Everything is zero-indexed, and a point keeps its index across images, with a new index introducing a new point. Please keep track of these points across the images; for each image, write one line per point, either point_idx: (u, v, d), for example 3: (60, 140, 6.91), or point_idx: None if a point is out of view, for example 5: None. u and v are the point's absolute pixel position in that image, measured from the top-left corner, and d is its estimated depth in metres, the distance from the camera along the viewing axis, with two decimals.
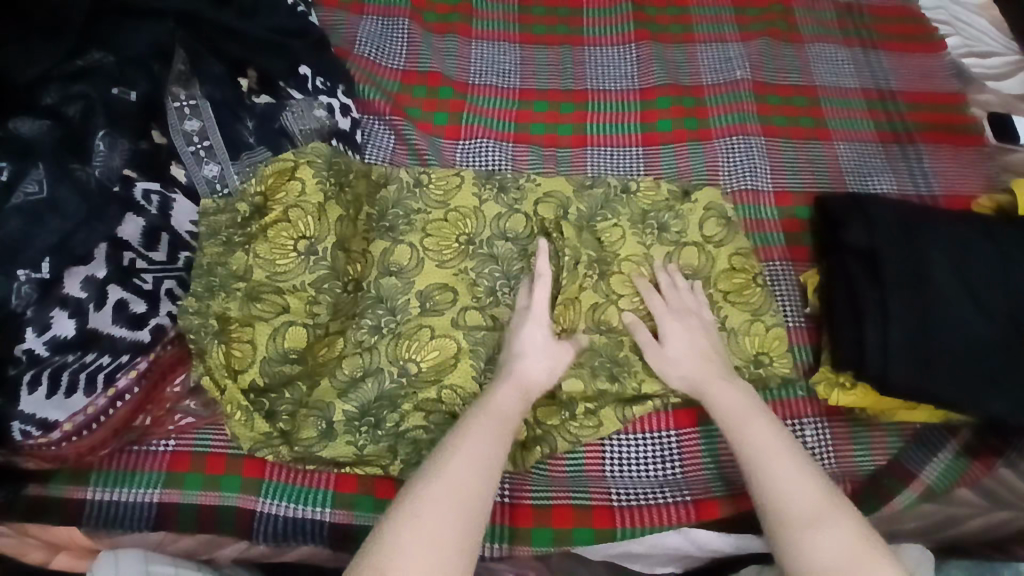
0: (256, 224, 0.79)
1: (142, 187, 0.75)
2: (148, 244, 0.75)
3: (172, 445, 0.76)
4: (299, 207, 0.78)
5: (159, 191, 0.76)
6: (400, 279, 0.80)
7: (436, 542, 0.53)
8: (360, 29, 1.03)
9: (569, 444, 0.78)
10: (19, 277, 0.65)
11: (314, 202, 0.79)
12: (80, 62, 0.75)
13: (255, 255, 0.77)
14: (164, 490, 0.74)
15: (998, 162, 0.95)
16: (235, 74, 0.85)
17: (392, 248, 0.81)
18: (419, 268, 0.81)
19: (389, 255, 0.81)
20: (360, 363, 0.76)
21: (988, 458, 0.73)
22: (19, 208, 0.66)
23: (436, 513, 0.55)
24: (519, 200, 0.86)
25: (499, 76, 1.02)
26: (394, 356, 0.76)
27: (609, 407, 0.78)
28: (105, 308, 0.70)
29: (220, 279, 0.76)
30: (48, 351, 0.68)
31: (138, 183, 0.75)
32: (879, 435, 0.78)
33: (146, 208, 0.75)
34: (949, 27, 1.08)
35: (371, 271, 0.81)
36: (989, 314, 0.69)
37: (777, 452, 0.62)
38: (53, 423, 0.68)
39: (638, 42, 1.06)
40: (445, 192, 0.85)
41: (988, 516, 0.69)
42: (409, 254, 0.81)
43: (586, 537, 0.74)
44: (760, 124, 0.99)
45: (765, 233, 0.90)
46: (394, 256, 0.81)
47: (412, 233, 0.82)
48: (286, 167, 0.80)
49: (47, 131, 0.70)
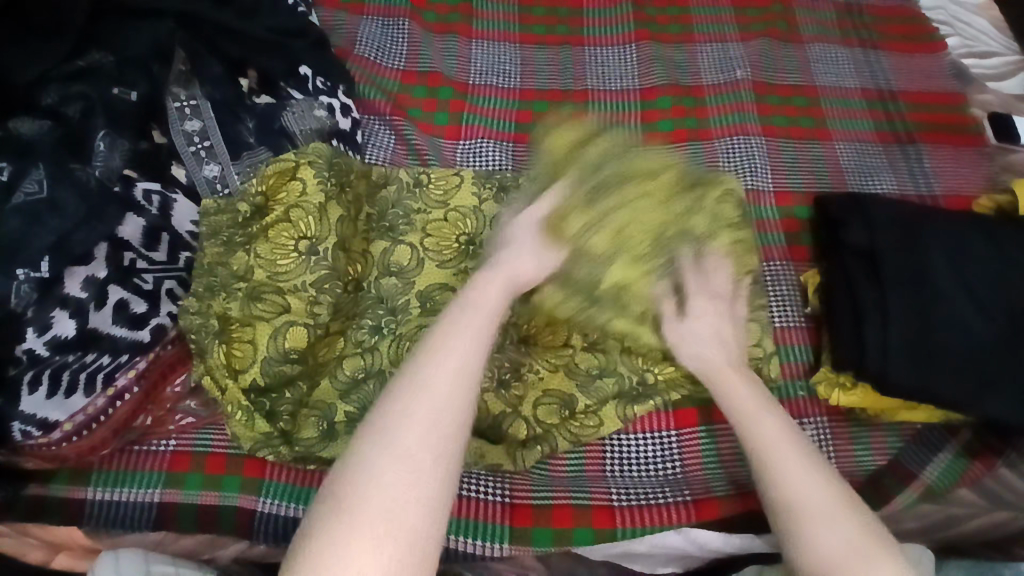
0: (256, 224, 0.78)
1: (143, 187, 0.75)
2: (148, 244, 0.75)
3: (172, 444, 0.76)
4: (300, 207, 0.78)
5: (160, 191, 0.76)
6: (401, 279, 0.80)
7: (411, 492, 0.50)
8: (360, 29, 1.03)
9: (569, 445, 0.78)
10: (18, 277, 0.65)
11: (315, 202, 0.79)
12: (80, 63, 0.76)
13: (255, 254, 0.77)
14: (164, 490, 0.74)
15: (998, 162, 0.95)
16: (235, 75, 0.85)
17: (392, 248, 0.81)
18: (420, 269, 0.81)
19: (388, 255, 0.81)
20: (361, 363, 0.76)
21: (988, 458, 0.72)
22: (19, 208, 0.66)
23: (415, 439, 0.53)
24: (517, 198, 0.85)
25: (499, 76, 1.02)
26: (397, 356, 0.76)
27: (609, 407, 0.78)
28: (105, 308, 0.71)
29: (220, 279, 0.76)
30: (48, 350, 0.68)
31: (138, 183, 0.75)
32: (879, 434, 0.79)
33: (147, 208, 0.75)
34: (949, 27, 1.08)
35: (372, 271, 0.81)
36: (988, 314, 0.69)
37: (784, 449, 0.60)
38: (53, 423, 0.68)
39: (638, 42, 1.06)
40: (444, 192, 0.85)
41: (988, 516, 0.69)
42: (409, 254, 0.81)
43: (587, 537, 0.74)
44: (760, 124, 0.99)
45: (766, 233, 0.90)
46: (395, 256, 0.81)
47: (412, 233, 0.83)
48: (286, 166, 0.80)
49: (47, 131, 0.71)
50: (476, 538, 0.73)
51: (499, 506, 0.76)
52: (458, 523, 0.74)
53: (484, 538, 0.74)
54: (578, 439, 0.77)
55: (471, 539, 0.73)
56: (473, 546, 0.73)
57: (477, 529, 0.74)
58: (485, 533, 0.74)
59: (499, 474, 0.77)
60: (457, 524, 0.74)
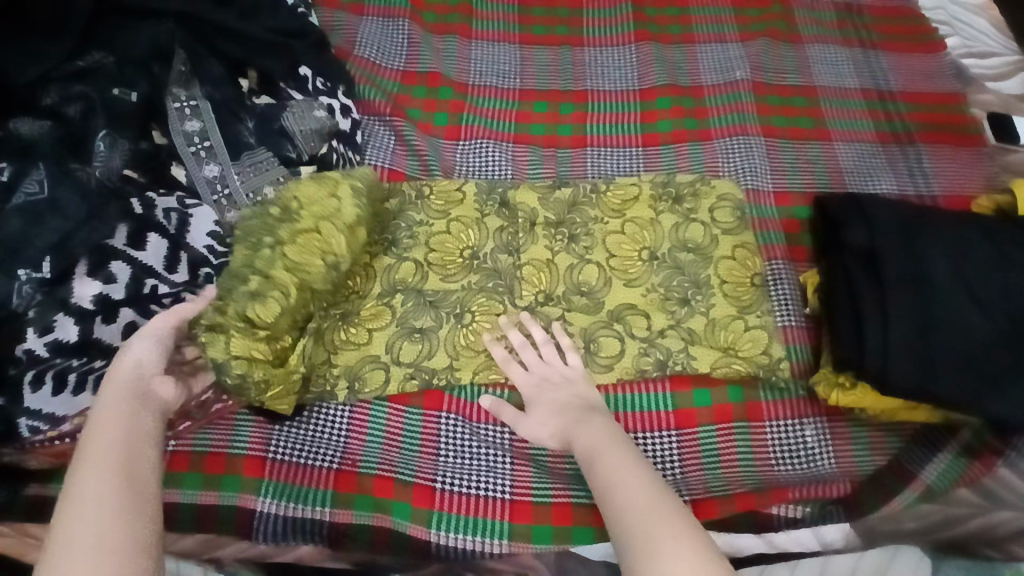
0: (287, 228, 0.74)
1: (162, 207, 0.75)
2: (169, 266, 0.74)
3: (172, 445, 0.76)
4: (329, 221, 0.75)
5: (178, 210, 0.76)
6: (405, 299, 0.82)
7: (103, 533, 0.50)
8: (360, 30, 1.03)
9: (604, 380, 0.80)
10: (19, 277, 0.64)
11: (346, 221, 0.76)
12: (80, 63, 0.76)
13: (283, 255, 0.73)
14: (163, 490, 0.74)
15: (998, 162, 0.95)
16: (235, 75, 0.85)
17: (397, 265, 0.83)
18: (425, 281, 0.82)
19: (394, 272, 0.83)
20: (420, 351, 0.80)
21: (988, 458, 0.70)
22: (20, 208, 0.65)
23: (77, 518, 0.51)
24: (523, 216, 0.87)
25: (499, 76, 1.02)
26: (433, 352, 0.80)
27: (629, 370, 0.80)
28: (115, 324, 0.70)
29: (251, 281, 0.71)
30: (48, 351, 0.66)
31: (159, 202, 0.75)
32: (879, 435, 0.79)
33: (165, 227, 0.74)
34: (949, 27, 1.08)
35: (376, 288, 0.82)
36: (990, 313, 0.69)
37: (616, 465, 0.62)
38: (60, 417, 0.69)
39: (638, 42, 1.06)
40: (446, 203, 0.87)
41: (986, 516, 0.67)
42: (413, 271, 0.83)
43: (587, 537, 0.74)
44: (759, 124, 0.99)
45: (767, 232, 0.90)
46: (401, 273, 0.83)
47: (416, 248, 0.84)
48: (326, 182, 0.78)
49: (47, 130, 0.70)
50: (477, 534, 0.75)
51: (499, 502, 0.76)
52: (458, 520, 0.75)
53: (484, 534, 0.75)
54: (603, 376, 0.80)
55: (471, 535, 0.74)
56: (473, 543, 0.74)
57: (476, 525, 0.75)
58: (484, 529, 0.75)
59: (500, 471, 0.77)
60: (457, 521, 0.75)
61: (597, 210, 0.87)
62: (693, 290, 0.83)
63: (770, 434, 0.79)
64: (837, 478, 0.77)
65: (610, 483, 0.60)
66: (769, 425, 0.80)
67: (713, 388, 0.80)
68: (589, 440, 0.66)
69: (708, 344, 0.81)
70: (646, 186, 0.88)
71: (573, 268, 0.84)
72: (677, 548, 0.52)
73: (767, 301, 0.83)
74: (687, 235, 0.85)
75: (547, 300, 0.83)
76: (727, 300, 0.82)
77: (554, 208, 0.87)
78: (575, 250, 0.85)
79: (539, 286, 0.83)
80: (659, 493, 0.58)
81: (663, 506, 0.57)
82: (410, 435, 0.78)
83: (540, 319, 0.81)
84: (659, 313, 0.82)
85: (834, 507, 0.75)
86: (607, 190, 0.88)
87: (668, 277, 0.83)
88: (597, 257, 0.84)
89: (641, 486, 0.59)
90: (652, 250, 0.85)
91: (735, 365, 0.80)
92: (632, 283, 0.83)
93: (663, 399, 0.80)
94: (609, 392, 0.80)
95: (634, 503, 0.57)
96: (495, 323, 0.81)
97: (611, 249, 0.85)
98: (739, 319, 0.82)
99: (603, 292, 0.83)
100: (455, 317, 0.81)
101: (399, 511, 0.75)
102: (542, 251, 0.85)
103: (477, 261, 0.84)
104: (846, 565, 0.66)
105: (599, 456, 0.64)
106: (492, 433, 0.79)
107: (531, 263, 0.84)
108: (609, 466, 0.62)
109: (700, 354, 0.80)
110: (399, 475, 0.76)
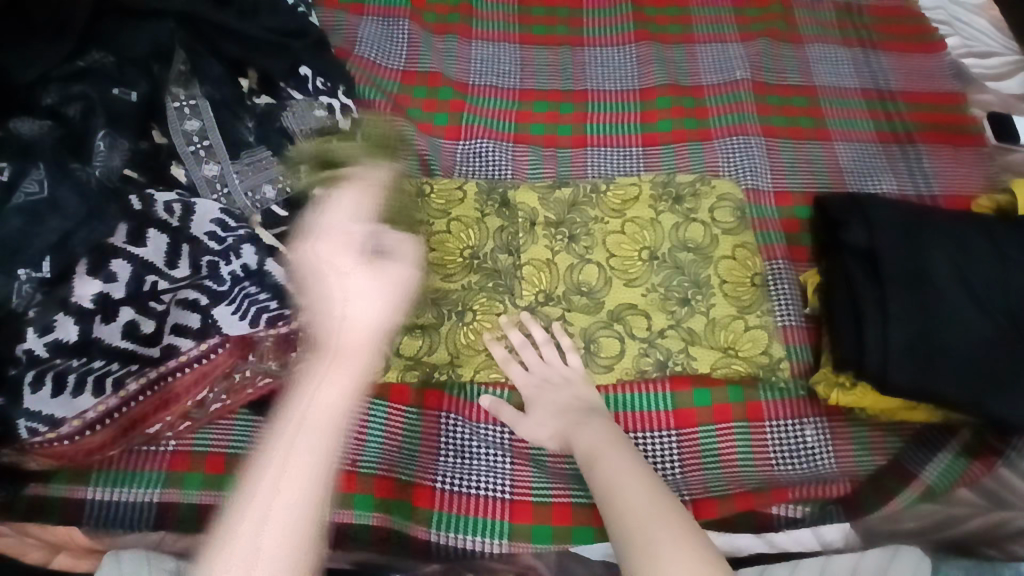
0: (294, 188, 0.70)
1: (162, 199, 0.73)
2: (171, 259, 0.72)
3: (172, 445, 0.79)
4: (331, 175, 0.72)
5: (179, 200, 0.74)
6: None
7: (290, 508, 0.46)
8: (360, 29, 1.03)
9: (604, 380, 0.80)
10: (19, 277, 0.63)
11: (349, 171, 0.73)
12: (80, 62, 0.75)
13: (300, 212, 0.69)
14: (164, 490, 0.77)
15: (998, 162, 0.95)
16: (235, 74, 0.85)
17: None
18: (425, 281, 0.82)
19: None
20: (421, 348, 0.79)
21: (989, 458, 0.73)
22: (20, 208, 0.63)
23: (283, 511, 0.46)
24: (524, 216, 0.87)
25: (498, 76, 1.02)
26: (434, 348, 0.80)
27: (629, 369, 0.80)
28: (114, 323, 0.69)
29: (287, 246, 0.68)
30: (48, 351, 0.66)
31: (158, 196, 0.73)
32: (879, 435, 0.79)
33: (166, 220, 0.72)
34: (949, 27, 1.08)
35: None
36: (990, 313, 0.69)
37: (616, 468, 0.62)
38: (59, 419, 0.69)
39: (638, 42, 1.06)
40: (446, 203, 0.86)
41: (987, 516, 0.68)
42: None
43: (587, 537, 0.74)
44: (759, 124, 0.99)
45: (767, 231, 0.90)
46: None
47: None
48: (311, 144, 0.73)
49: (47, 130, 0.69)
50: (476, 534, 0.74)
51: (498, 502, 0.76)
52: (457, 520, 0.75)
53: (484, 534, 0.75)
54: (603, 376, 0.80)
55: (471, 535, 0.74)
56: (473, 542, 0.74)
57: (476, 525, 0.75)
58: (484, 529, 0.75)
59: (500, 471, 0.77)
60: (456, 521, 0.75)
61: (597, 210, 0.87)
62: (693, 290, 0.83)
63: (769, 434, 0.79)
64: (838, 478, 0.77)
65: (610, 485, 0.60)
66: (770, 425, 0.80)
67: (713, 388, 0.81)
68: (590, 441, 0.66)
69: (708, 345, 0.81)
70: (647, 186, 0.88)
71: (573, 268, 0.84)
72: (675, 552, 0.52)
73: (767, 300, 0.83)
74: (687, 235, 0.85)
75: (548, 300, 0.83)
76: (727, 300, 0.82)
77: (554, 208, 0.87)
78: (575, 248, 0.85)
79: (539, 285, 0.83)
80: (658, 496, 0.58)
81: (663, 509, 0.57)
82: (410, 434, 0.78)
83: (540, 318, 0.81)
84: (659, 313, 0.82)
85: (834, 506, 0.74)
86: (608, 189, 0.88)
87: (668, 277, 0.83)
88: (597, 257, 0.84)
89: (640, 489, 0.59)
90: (652, 250, 0.85)
91: (735, 365, 0.80)
92: (632, 283, 0.83)
93: (663, 399, 0.80)
94: (609, 392, 0.80)
95: (632, 506, 0.57)
96: (495, 323, 0.81)
97: (611, 249, 0.84)
98: (739, 319, 0.82)
99: (603, 292, 0.83)
100: (455, 315, 0.81)
101: (399, 511, 0.75)
102: (542, 251, 0.85)
103: (477, 261, 0.84)
104: (847, 564, 0.66)
105: (598, 458, 0.64)
106: (491, 433, 0.79)
107: (531, 263, 0.84)
108: (609, 467, 0.62)
109: (701, 355, 0.80)
110: (399, 475, 0.76)
